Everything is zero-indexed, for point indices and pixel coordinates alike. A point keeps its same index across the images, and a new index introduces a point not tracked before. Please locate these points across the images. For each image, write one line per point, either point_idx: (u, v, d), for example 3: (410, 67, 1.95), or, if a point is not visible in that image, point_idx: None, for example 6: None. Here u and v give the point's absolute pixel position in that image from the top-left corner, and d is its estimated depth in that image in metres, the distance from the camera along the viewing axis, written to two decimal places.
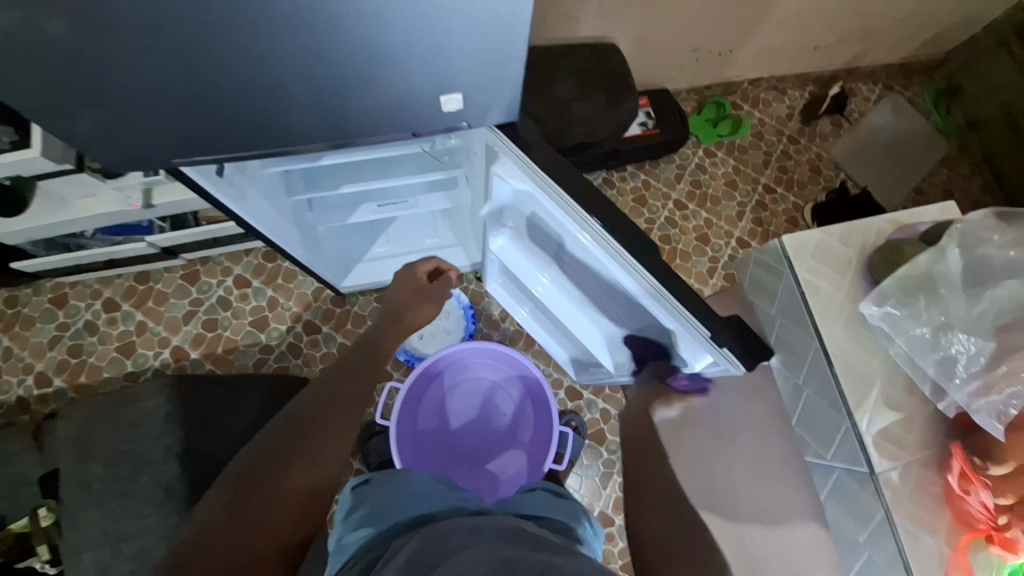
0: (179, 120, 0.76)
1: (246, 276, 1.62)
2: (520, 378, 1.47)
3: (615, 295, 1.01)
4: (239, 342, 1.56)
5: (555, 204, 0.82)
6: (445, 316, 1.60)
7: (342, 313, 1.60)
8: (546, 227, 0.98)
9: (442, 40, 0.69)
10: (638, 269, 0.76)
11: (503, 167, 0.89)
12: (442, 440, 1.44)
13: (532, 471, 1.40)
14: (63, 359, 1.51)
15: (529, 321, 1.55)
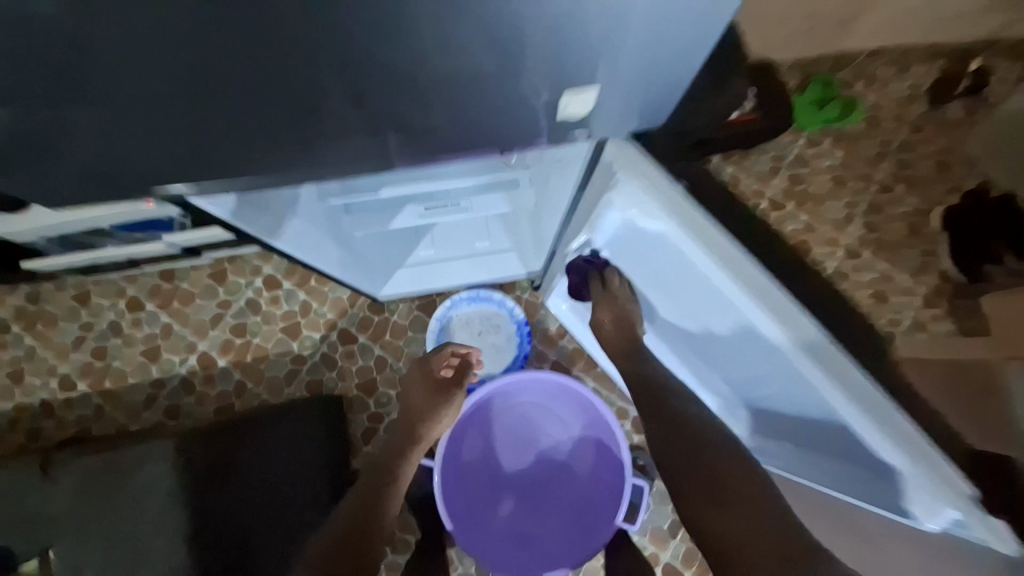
0: (174, 151, 0.56)
1: (277, 277, 1.46)
2: (586, 414, 1.27)
3: (749, 345, 0.92)
4: (269, 350, 1.42)
5: (699, 241, 0.77)
6: (495, 330, 1.41)
7: (379, 322, 1.43)
8: (673, 268, 0.88)
9: (552, 38, 0.48)
10: (803, 319, 0.80)
11: (628, 197, 0.76)
12: (493, 479, 1.27)
13: (590, 520, 1.22)
14: (88, 362, 1.42)
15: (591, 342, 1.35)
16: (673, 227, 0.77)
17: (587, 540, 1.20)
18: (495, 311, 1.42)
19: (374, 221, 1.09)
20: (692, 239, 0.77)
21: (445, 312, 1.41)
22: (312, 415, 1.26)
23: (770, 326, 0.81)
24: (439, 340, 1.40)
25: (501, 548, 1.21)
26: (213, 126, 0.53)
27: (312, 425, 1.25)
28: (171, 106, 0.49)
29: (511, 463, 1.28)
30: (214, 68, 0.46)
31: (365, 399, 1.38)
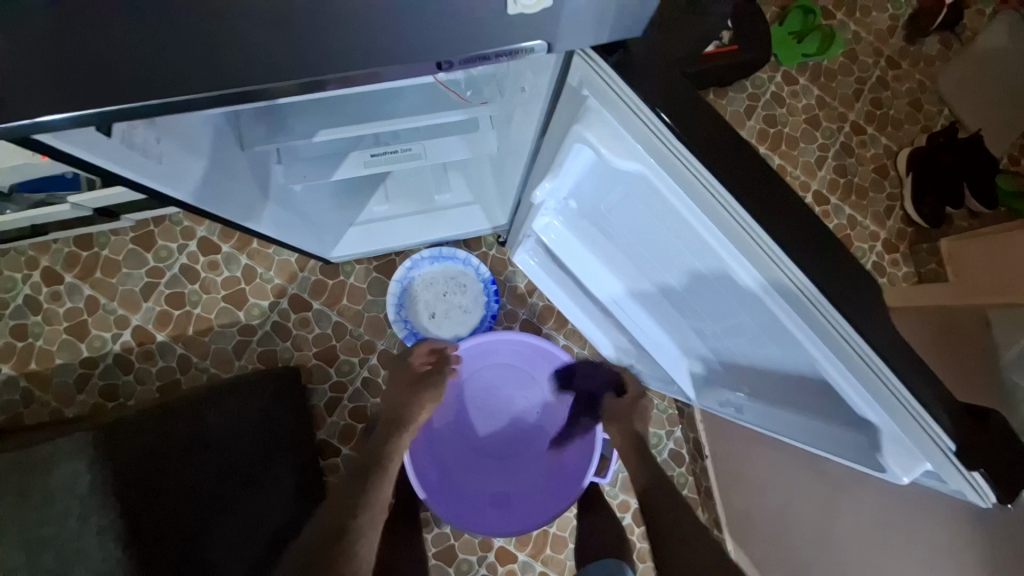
0: (75, 63, 0.46)
1: (213, 240, 1.31)
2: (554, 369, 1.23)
3: (737, 310, 0.68)
4: (212, 321, 1.30)
5: (685, 184, 0.53)
6: (461, 290, 1.33)
7: (335, 287, 1.32)
8: (660, 224, 0.66)
9: None
10: (792, 269, 0.52)
11: (600, 128, 0.57)
12: (466, 443, 1.24)
13: (564, 476, 1.21)
14: (7, 343, 1.27)
15: (566, 301, 1.28)
16: (651, 162, 0.55)
17: (563, 493, 1.20)
18: (460, 270, 1.33)
19: (314, 168, 0.96)
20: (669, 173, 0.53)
21: (405, 272, 1.31)
22: (268, 394, 1.17)
23: (744, 270, 0.56)
24: (402, 303, 1.31)
25: (478, 509, 1.20)
26: (85, 43, 0.44)
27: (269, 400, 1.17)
28: (32, 12, 0.41)
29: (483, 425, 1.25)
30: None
31: (326, 368, 1.30)
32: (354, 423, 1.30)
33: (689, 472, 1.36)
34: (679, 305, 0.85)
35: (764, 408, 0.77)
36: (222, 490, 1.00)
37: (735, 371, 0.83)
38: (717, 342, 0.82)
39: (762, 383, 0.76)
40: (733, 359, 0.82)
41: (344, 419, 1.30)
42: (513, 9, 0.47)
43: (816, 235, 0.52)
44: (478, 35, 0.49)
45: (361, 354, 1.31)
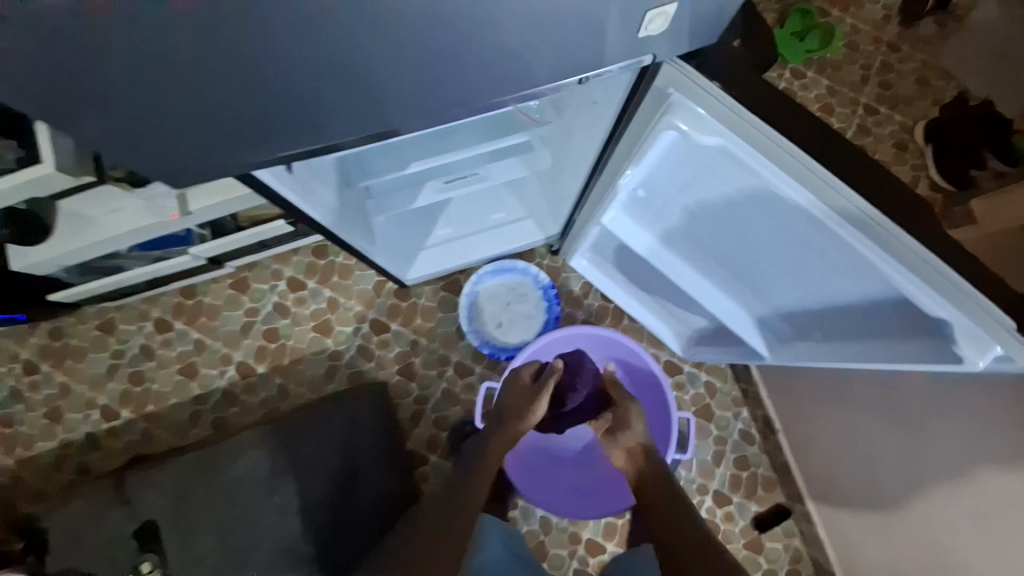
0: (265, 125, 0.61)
1: (299, 277, 1.48)
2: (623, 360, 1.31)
3: (803, 262, 0.76)
4: (304, 351, 1.43)
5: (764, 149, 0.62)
6: (523, 299, 1.45)
7: (408, 308, 1.46)
8: (725, 198, 0.74)
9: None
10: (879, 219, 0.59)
11: (684, 113, 0.66)
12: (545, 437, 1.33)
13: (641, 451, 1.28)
14: (127, 389, 1.43)
15: (621, 295, 1.39)
16: (732, 135, 0.63)
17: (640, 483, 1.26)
18: (520, 281, 1.45)
19: (398, 198, 1.12)
20: (757, 147, 0.62)
21: (472, 287, 1.43)
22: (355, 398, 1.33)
23: (829, 220, 0.63)
24: (471, 315, 1.43)
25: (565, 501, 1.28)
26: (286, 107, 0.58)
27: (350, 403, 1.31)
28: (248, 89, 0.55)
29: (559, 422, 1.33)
30: (255, 48, 0.51)
31: (408, 383, 1.42)
32: (439, 431, 1.39)
33: (762, 450, 1.40)
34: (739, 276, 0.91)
35: (833, 352, 0.83)
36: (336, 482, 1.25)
37: (796, 323, 0.89)
38: (774, 299, 0.89)
39: (833, 326, 0.82)
40: (796, 312, 0.88)
41: (429, 429, 1.39)
42: (645, 32, 0.60)
43: (883, 184, 0.61)
44: (548, 70, 0.64)
45: (438, 367, 1.43)
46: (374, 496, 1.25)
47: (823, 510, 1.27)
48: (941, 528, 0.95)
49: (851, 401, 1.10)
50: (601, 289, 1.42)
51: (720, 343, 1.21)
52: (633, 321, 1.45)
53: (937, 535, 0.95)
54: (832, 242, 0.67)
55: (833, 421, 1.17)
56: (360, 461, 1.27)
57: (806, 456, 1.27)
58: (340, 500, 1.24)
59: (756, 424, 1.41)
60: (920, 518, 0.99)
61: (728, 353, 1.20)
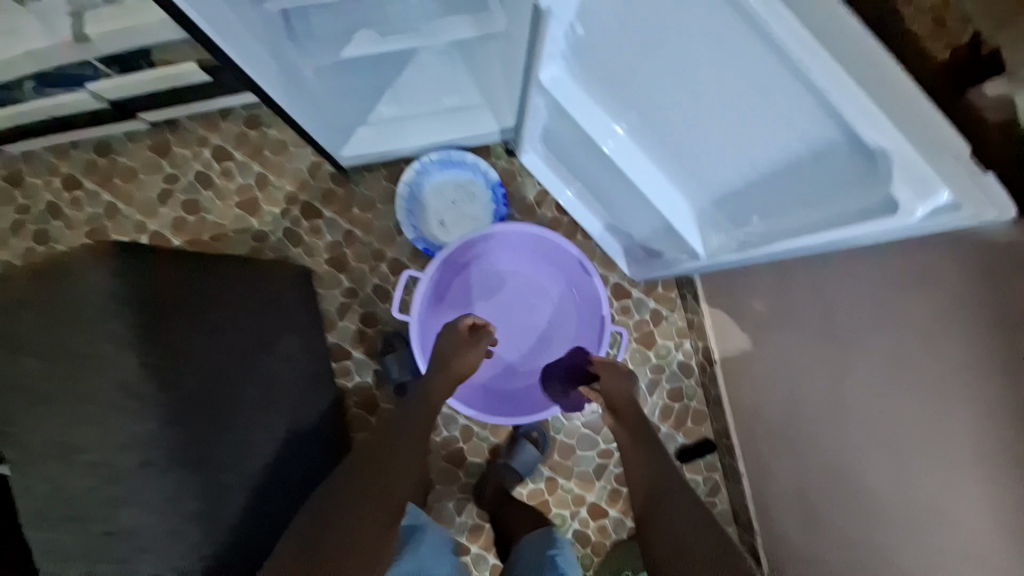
0: None
1: (228, 148, 1.34)
2: (564, 262, 1.28)
3: (752, 113, 0.63)
4: (227, 228, 1.32)
5: None
6: (471, 200, 1.33)
7: (344, 195, 1.33)
8: (672, 33, 0.61)
9: None
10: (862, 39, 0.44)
11: None
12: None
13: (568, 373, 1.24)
14: (29, 246, 1.31)
15: (574, 203, 1.31)
16: None
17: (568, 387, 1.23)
18: (470, 179, 1.32)
19: (322, 40, 0.96)
20: None
21: (415, 178, 1.30)
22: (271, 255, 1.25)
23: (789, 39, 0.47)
24: (411, 208, 1.30)
25: (482, 402, 1.24)
26: None
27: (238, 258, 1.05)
28: None
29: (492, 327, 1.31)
30: None
31: (337, 274, 1.32)
32: (366, 328, 1.31)
33: (698, 384, 1.36)
34: (682, 144, 0.79)
35: (778, 233, 0.74)
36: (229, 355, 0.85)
37: (739, 208, 0.81)
38: (712, 177, 0.80)
39: (773, 201, 0.73)
40: (738, 189, 0.78)
41: (355, 324, 1.31)
42: None
43: None
44: None
45: (371, 262, 1.32)
46: (315, 344, 1.20)
47: (746, 445, 1.23)
48: (850, 455, 0.91)
49: (793, 325, 1.02)
50: (559, 199, 1.32)
51: (660, 250, 1.12)
52: (585, 238, 1.37)
53: (851, 462, 0.91)
54: (781, 67, 0.53)
55: (772, 348, 1.10)
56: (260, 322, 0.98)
57: (738, 385, 1.23)
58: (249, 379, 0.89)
59: (696, 357, 1.36)
60: (833, 447, 0.95)
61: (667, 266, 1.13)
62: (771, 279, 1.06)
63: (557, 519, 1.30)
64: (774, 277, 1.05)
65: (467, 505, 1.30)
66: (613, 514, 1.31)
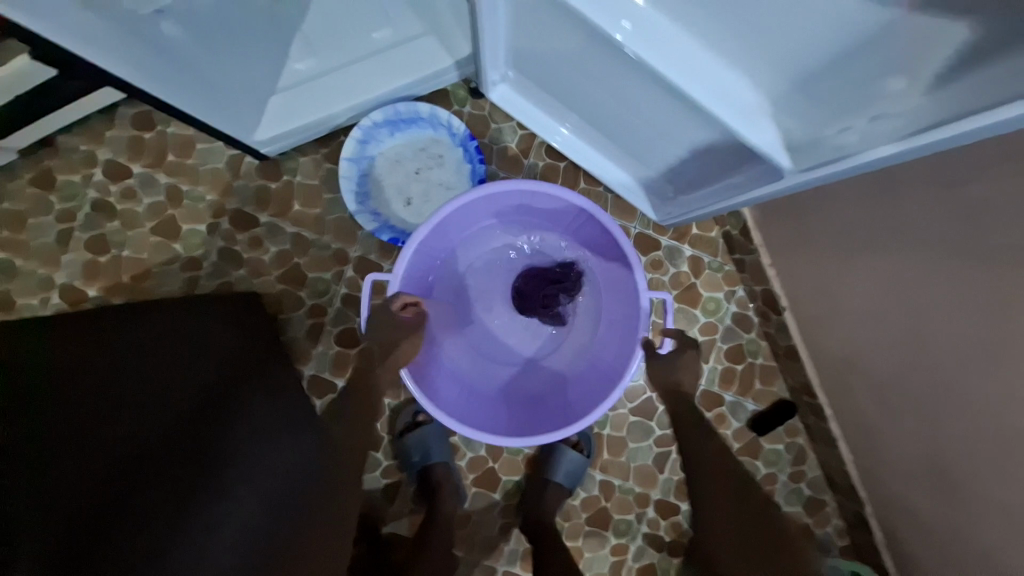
0: None
1: (119, 161, 1.08)
2: (572, 219, 1.00)
3: None
4: (148, 262, 1.06)
5: None
6: (436, 163, 1.04)
7: (280, 191, 1.05)
8: None
9: None
10: None
11: None
12: (487, 338, 1.05)
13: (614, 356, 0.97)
14: None
15: (576, 145, 1.03)
16: None
17: (610, 373, 0.97)
18: (430, 137, 1.03)
19: None
20: None
21: (360, 150, 1.00)
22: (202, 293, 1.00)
23: None
24: (364, 190, 1.01)
25: (506, 413, 1.00)
26: None
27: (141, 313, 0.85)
28: None
29: (500, 317, 1.06)
30: None
31: (296, 292, 1.05)
32: (347, 349, 1.06)
33: (762, 336, 1.11)
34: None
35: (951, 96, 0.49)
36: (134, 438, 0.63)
37: (867, 76, 0.55)
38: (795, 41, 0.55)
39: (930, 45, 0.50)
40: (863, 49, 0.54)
41: (332, 346, 1.06)
42: None
43: None
44: None
45: (333, 267, 1.05)
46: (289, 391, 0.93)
47: (840, 401, 0.98)
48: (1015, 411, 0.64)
49: (902, 248, 0.73)
50: (553, 142, 1.04)
51: (714, 173, 0.84)
52: (590, 184, 1.08)
53: (997, 409, 0.66)
54: None
55: (868, 282, 0.82)
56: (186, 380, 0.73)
57: (816, 330, 0.98)
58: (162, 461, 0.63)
59: (755, 305, 1.11)
60: (985, 401, 0.67)
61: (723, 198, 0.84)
62: (867, 186, 0.76)
63: (621, 525, 1.11)
64: (871, 182, 0.75)
65: (514, 530, 1.09)
66: (686, 509, 1.12)
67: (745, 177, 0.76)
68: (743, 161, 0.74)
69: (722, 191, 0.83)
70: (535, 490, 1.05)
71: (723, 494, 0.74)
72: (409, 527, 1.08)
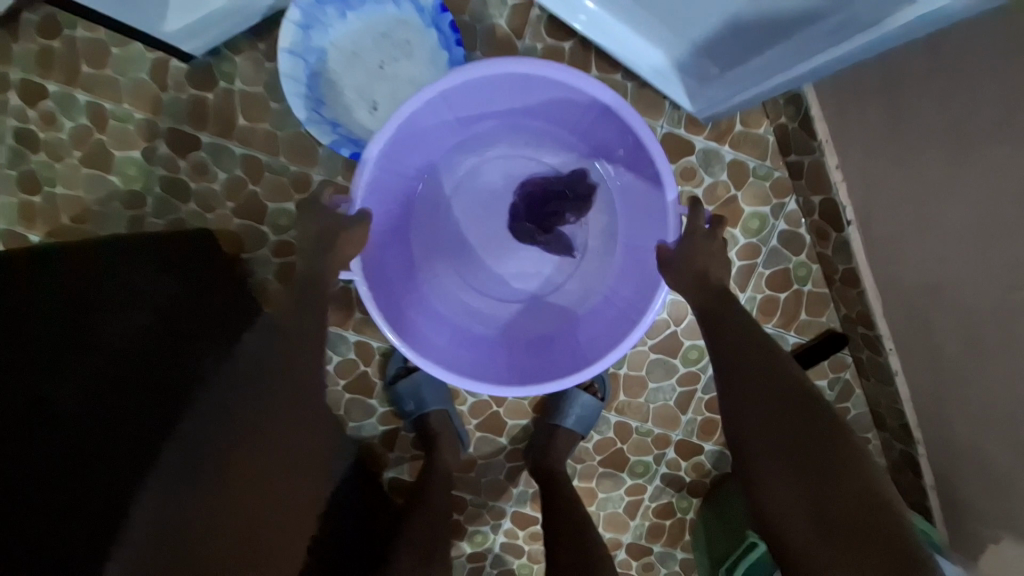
0: None
1: (32, 80, 0.88)
2: (580, 121, 0.81)
3: None
4: (85, 199, 0.90)
5: None
6: (404, 51, 0.82)
7: (220, 102, 0.87)
8: None
9: None
10: None
11: None
12: (482, 274, 0.90)
13: (637, 295, 0.81)
14: None
15: (602, 23, 0.79)
16: None
17: (629, 312, 0.81)
18: (392, 17, 0.81)
19: None
20: None
21: (304, 40, 0.78)
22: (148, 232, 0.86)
23: None
24: (318, 94, 0.80)
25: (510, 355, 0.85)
26: None
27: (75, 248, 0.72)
28: None
29: (497, 251, 0.89)
30: None
31: (259, 227, 0.90)
32: None
33: (814, 258, 0.94)
34: None
35: None
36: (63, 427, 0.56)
37: None
38: None
39: None
40: None
41: None
42: None
43: None
44: None
45: (296, 195, 0.89)
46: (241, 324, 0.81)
47: (906, 331, 0.81)
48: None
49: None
50: (574, 26, 0.80)
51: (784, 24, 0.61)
52: (604, 71, 0.85)
53: None
54: None
55: (978, 182, 0.61)
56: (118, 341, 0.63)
57: (883, 245, 0.80)
58: (101, 442, 0.58)
59: (809, 220, 0.92)
60: None
61: (799, 59, 0.62)
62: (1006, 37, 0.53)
63: (637, 466, 1.03)
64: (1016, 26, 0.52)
65: (522, 473, 1.03)
66: (709, 449, 1.02)
67: (843, 17, 0.55)
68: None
69: (790, 48, 0.63)
70: (541, 438, 0.96)
71: (773, 441, 0.58)
72: (411, 471, 1.01)
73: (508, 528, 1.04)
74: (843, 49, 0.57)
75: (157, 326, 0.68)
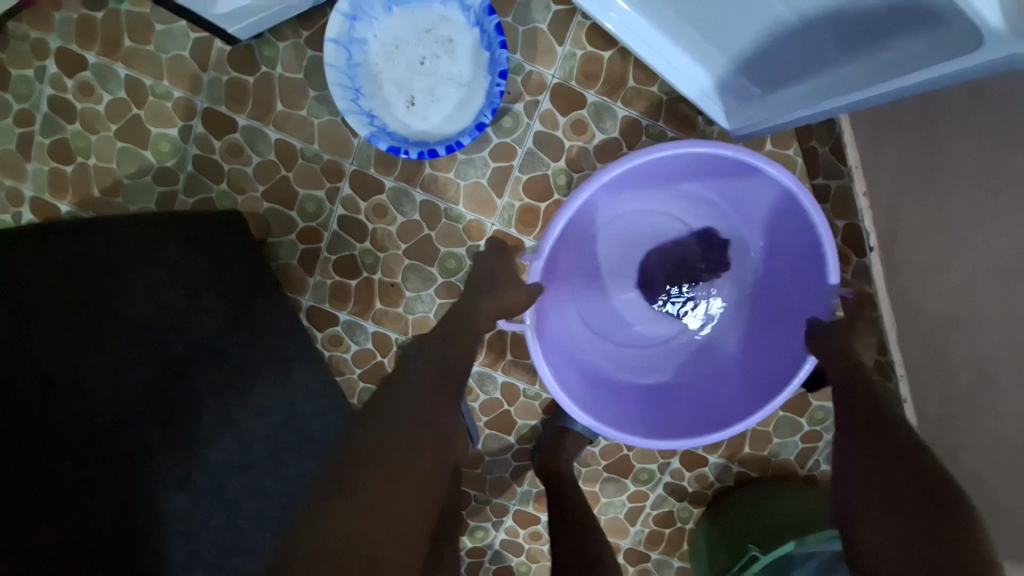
0: None
1: (73, 50, 0.89)
2: (701, 170, 0.82)
3: None
4: (116, 172, 0.91)
5: None
6: (447, 50, 0.83)
7: (258, 86, 0.88)
8: None
9: None
10: None
11: None
12: (621, 328, 0.92)
13: (780, 359, 0.82)
14: None
15: (635, 29, 0.80)
16: None
17: (771, 377, 0.82)
18: (439, 16, 0.82)
19: None
20: None
21: (349, 30, 0.79)
22: (179, 210, 0.87)
23: None
24: (358, 84, 0.81)
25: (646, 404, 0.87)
26: None
27: (97, 224, 0.71)
28: None
29: (632, 300, 0.92)
30: None
31: (287, 212, 0.91)
32: (345, 279, 0.93)
33: None
34: None
35: None
36: (183, 400, 0.66)
37: None
38: None
39: None
40: None
41: (329, 276, 0.93)
42: None
43: None
44: None
45: (326, 184, 0.90)
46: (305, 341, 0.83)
47: (922, 357, 0.83)
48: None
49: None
50: (605, 26, 0.81)
51: (833, 52, 0.62)
52: (641, 80, 0.86)
53: None
54: None
55: (1007, 227, 0.62)
56: (125, 345, 0.63)
57: (905, 275, 0.81)
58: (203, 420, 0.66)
59: None
60: None
61: (834, 95, 0.64)
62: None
63: (641, 474, 1.04)
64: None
65: (528, 473, 1.04)
66: (714, 461, 1.04)
67: (900, 52, 0.55)
68: (897, 28, 0.53)
69: (820, 87, 0.66)
70: (550, 440, 0.98)
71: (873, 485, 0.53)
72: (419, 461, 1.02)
73: (510, 525, 1.05)
74: (884, 89, 0.58)
75: (236, 329, 0.74)
